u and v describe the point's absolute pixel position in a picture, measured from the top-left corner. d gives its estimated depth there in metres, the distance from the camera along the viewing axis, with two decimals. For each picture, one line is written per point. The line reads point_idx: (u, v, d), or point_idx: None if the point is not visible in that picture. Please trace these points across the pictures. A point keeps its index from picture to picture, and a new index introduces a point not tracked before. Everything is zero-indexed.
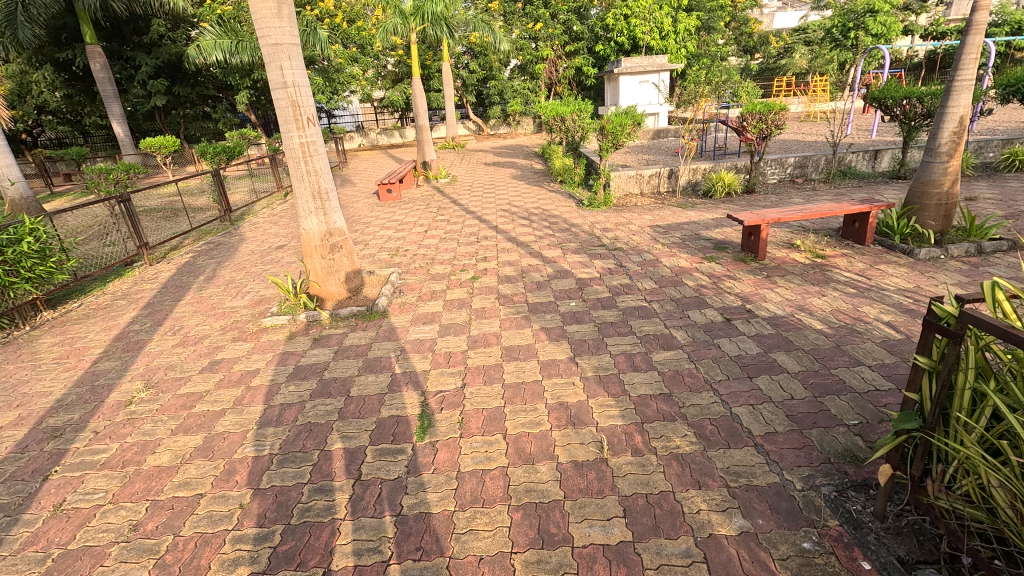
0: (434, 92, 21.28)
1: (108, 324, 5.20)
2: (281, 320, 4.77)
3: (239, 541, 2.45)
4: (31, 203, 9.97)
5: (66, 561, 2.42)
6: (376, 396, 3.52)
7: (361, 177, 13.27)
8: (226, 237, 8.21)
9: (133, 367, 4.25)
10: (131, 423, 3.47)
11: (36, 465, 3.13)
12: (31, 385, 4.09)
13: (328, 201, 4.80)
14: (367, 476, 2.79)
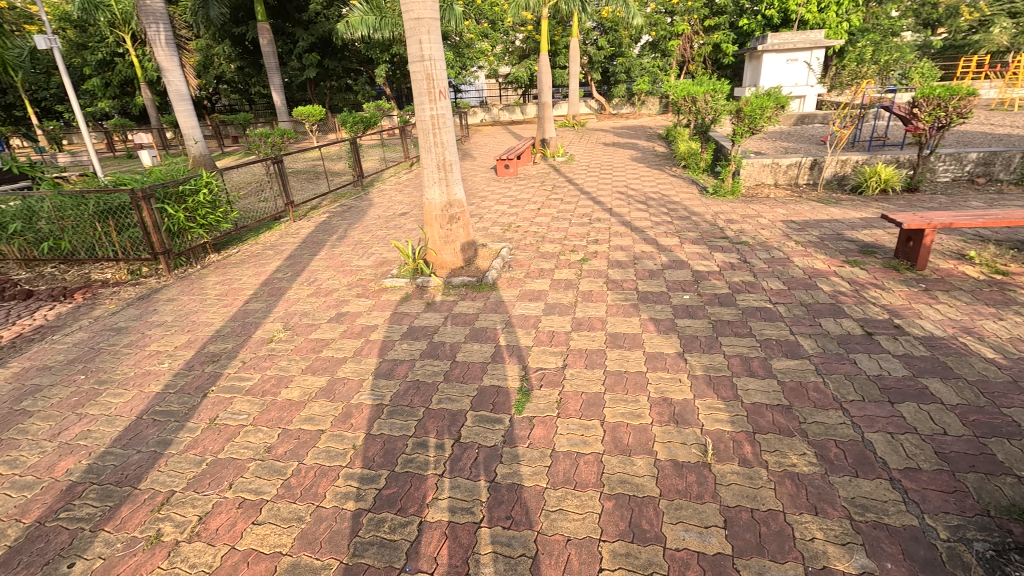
0: (560, 69, 21.06)
1: (258, 270, 5.95)
2: (399, 283, 5.11)
3: (350, 478, 2.70)
4: (207, 159, 11.61)
5: (216, 466, 2.86)
6: (479, 364, 3.64)
7: (480, 152, 13.62)
8: (357, 201, 8.94)
9: (276, 310, 4.83)
10: (271, 358, 3.96)
11: (199, 382, 3.71)
12: (199, 315, 4.83)
13: (451, 173, 4.98)
14: (466, 439, 2.91)
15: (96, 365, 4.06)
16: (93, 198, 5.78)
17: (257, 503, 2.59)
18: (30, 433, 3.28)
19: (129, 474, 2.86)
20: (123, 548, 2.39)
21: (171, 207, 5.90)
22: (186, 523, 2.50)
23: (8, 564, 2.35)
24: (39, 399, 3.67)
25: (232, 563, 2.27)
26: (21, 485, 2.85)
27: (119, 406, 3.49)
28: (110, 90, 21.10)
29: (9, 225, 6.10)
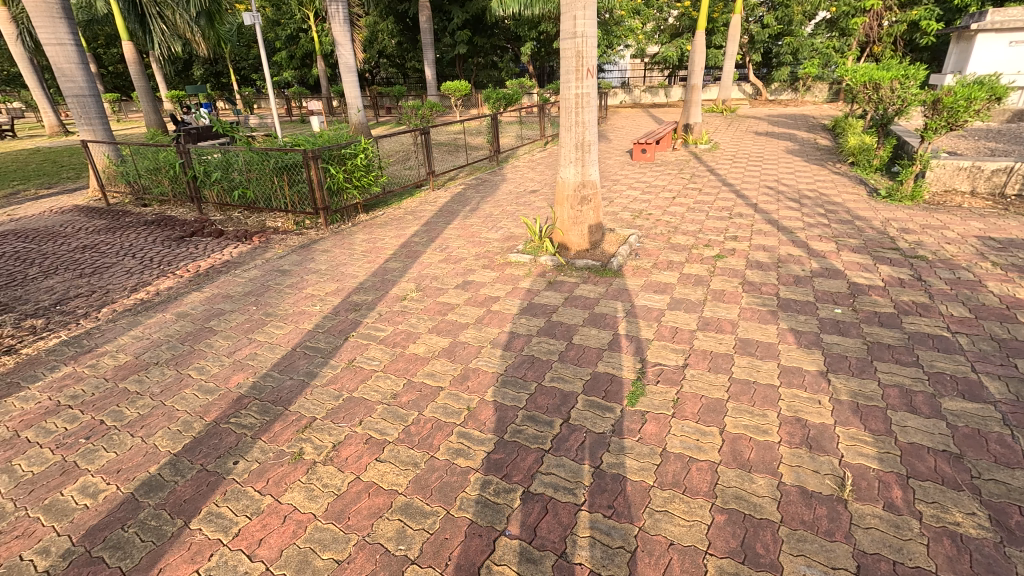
0: (714, 49, 19.57)
1: (398, 233, 6.46)
2: (524, 259, 5.22)
3: (462, 436, 2.86)
4: (364, 127, 12.76)
5: (350, 403, 3.21)
6: (595, 350, 3.60)
7: (617, 134, 13.25)
8: (491, 176, 9.25)
9: (410, 271, 5.21)
10: (402, 314, 4.30)
11: (342, 326, 4.17)
12: (347, 267, 5.39)
13: (588, 153, 4.90)
14: (575, 421, 2.92)
15: (265, 300, 4.75)
16: (274, 155, 6.68)
17: (380, 442, 2.86)
18: (214, 348, 3.95)
19: (283, 396, 3.33)
20: (273, 458, 2.80)
21: (333, 168, 6.62)
22: (322, 447, 2.85)
23: (193, 450, 2.88)
24: (222, 321, 4.39)
25: (356, 491, 2.54)
26: (205, 389, 3.45)
27: (279, 337, 4.06)
28: (294, 62, 24.07)
29: (212, 174, 7.30)
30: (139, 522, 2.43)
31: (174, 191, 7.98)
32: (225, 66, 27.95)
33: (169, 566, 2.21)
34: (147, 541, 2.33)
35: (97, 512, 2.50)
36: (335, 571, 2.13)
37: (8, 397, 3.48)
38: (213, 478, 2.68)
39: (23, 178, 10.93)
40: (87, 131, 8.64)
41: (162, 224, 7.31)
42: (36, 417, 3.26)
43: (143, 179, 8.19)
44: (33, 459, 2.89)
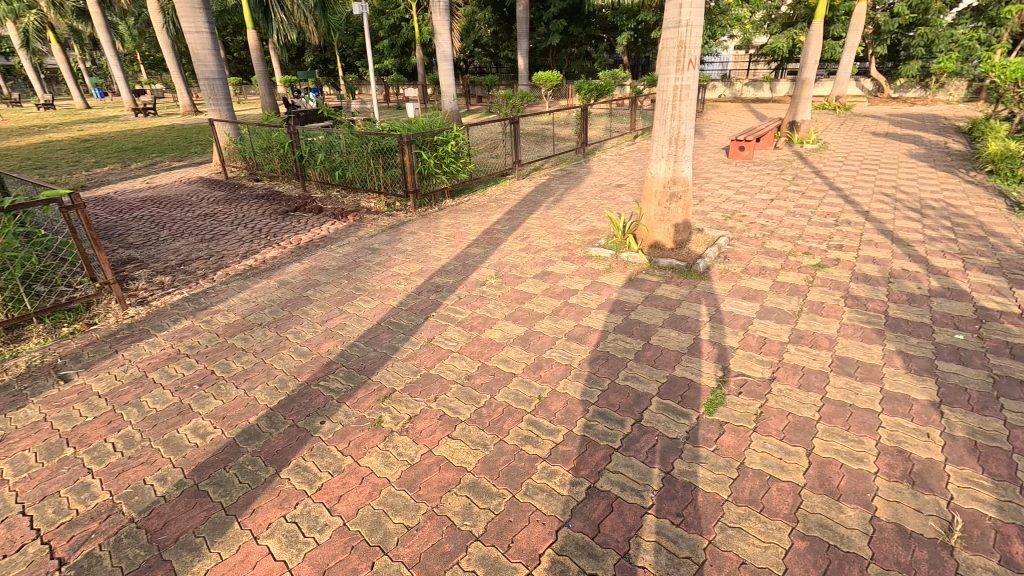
0: (832, 40, 17.97)
1: (482, 220, 6.59)
2: (605, 253, 5.13)
3: (532, 424, 2.89)
4: (455, 115, 13.10)
5: (426, 379, 3.35)
6: (674, 352, 3.48)
7: (712, 130, 12.59)
8: (577, 168, 9.16)
9: (491, 258, 5.31)
10: (481, 299, 4.40)
11: (424, 305, 4.34)
12: (432, 250, 5.59)
13: (682, 149, 4.69)
14: (647, 423, 2.84)
15: (355, 275, 5.05)
16: (372, 139, 7.05)
17: (453, 419, 2.96)
18: (309, 316, 4.28)
19: (367, 366, 3.53)
20: (355, 422, 2.99)
21: (425, 153, 6.87)
22: (399, 418, 3.00)
23: (286, 407, 3.15)
24: (317, 291, 4.73)
25: (428, 463, 2.66)
26: (300, 352, 3.75)
27: (366, 311, 4.30)
28: (395, 50, 25.19)
29: (316, 154, 7.85)
30: (238, 465, 2.71)
31: (282, 169, 8.67)
32: (333, 53, 29.83)
33: (261, 508, 2.44)
34: (244, 483, 2.59)
35: (205, 451, 2.82)
36: (404, 536, 2.25)
37: (140, 342, 3.99)
38: (302, 434, 2.91)
39: (161, 151, 12.38)
40: (214, 111, 9.55)
41: (270, 198, 7.98)
42: (161, 362, 3.71)
43: (258, 156, 8.97)
44: (157, 398, 3.30)
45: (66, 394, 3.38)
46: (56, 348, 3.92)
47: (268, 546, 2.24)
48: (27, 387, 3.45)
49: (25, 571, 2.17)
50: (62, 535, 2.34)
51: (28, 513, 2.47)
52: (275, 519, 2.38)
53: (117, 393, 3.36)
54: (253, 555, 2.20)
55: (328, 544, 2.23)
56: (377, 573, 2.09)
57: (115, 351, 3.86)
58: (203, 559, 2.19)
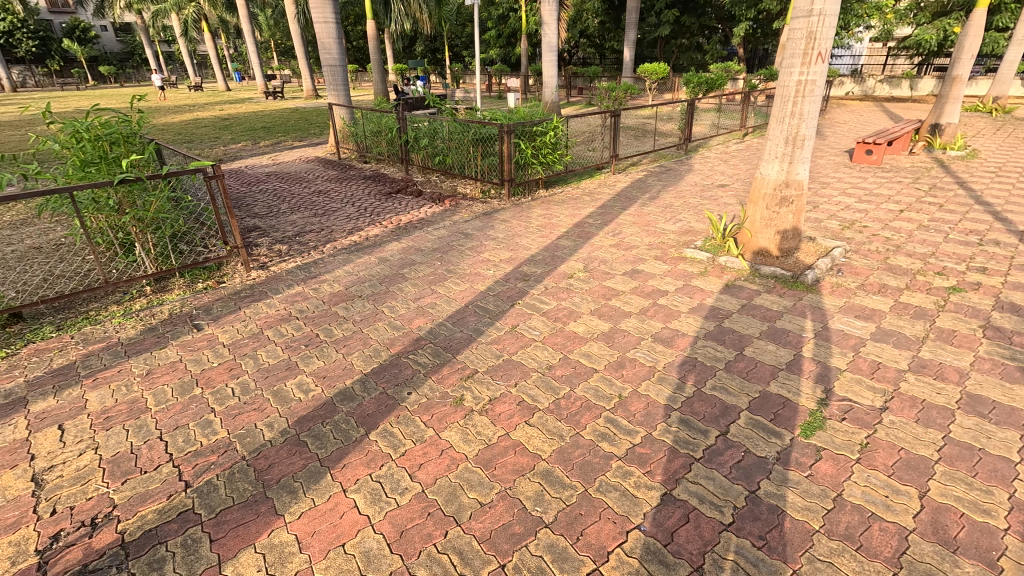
0: (995, 32, 15.62)
1: (574, 212, 6.55)
2: (701, 256, 4.90)
3: (610, 422, 2.85)
4: (555, 106, 13.07)
5: (508, 364, 3.42)
6: (769, 367, 3.26)
7: (834, 131, 11.47)
8: (677, 165, 8.79)
9: (580, 251, 5.27)
10: (567, 292, 4.39)
11: (511, 293, 4.42)
12: (522, 239, 5.66)
13: (800, 149, 4.33)
14: (734, 437, 2.70)
15: (448, 258, 5.26)
16: (474, 127, 7.24)
17: (531, 406, 3.01)
18: (403, 292, 4.52)
19: (453, 345, 3.68)
20: (439, 397, 3.13)
21: (523, 143, 6.95)
22: (480, 399, 3.09)
23: (378, 374, 3.37)
24: (412, 270, 4.99)
25: (504, 445, 2.72)
26: (393, 325, 3.99)
27: (456, 293, 4.47)
28: (501, 40, 25.64)
29: (420, 140, 8.21)
30: (333, 422, 2.95)
31: (388, 152, 9.18)
32: (442, 43, 30.96)
33: (351, 464, 2.64)
34: (338, 439, 2.82)
35: (307, 405, 3.10)
36: (477, 512, 2.33)
37: (259, 301, 4.45)
38: (391, 401, 3.10)
39: (285, 131, 13.61)
40: (333, 96, 10.27)
41: (376, 180, 8.51)
42: (275, 321, 4.12)
43: (367, 140, 9.57)
44: (270, 353, 3.67)
45: (198, 340, 3.87)
46: (193, 300, 4.49)
47: (355, 500, 2.43)
48: (168, 331, 3.99)
49: (160, 487, 2.54)
50: (189, 462, 2.69)
51: (164, 438, 2.87)
52: (362, 476, 2.57)
53: (238, 345, 3.79)
54: (341, 506, 2.40)
55: (407, 507, 2.38)
56: (449, 542, 2.19)
57: (238, 308, 4.34)
58: (298, 502, 2.43)
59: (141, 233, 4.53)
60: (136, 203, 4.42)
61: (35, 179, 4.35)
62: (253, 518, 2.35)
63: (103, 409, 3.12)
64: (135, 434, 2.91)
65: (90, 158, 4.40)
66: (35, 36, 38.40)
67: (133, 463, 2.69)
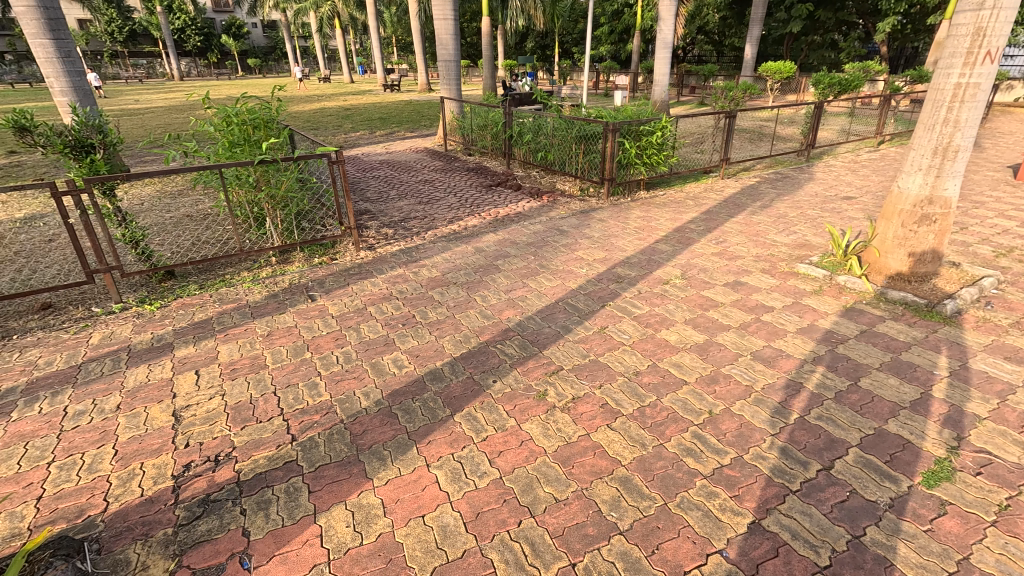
0: None
1: (675, 216, 6.30)
2: (816, 273, 4.49)
3: (697, 438, 2.72)
4: (664, 105, 12.59)
5: (594, 365, 3.38)
6: (889, 403, 2.92)
7: (996, 143, 9.92)
8: (796, 172, 8.10)
9: (679, 257, 5.06)
10: (662, 298, 4.24)
11: (602, 293, 4.35)
12: (618, 240, 5.55)
13: (951, 162, 3.80)
14: (839, 473, 2.46)
15: (542, 253, 5.30)
16: (578, 125, 7.20)
17: (615, 411, 2.95)
18: (496, 283, 4.63)
19: (540, 340, 3.71)
20: (523, 389, 3.17)
21: (628, 142, 6.80)
22: (563, 396, 3.09)
23: (466, 359, 3.49)
24: (506, 262, 5.09)
25: (584, 445, 2.70)
26: (484, 314, 4.11)
27: (547, 288, 4.49)
28: (612, 37, 25.25)
29: (524, 135, 8.31)
30: (422, 400, 3.11)
31: (492, 146, 9.40)
32: (553, 39, 31.11)
33: (435, 441, 2.77)
34: (426, 416, 2.97)
35: (400, 381, 3.30)
36: (552, 506, 2.35)
37: (365, 280, 4.79)
38: (477, 387, 3.20)
39: (399, 122, 14.45)
40: (445, 90, 10.67)
41: (478, 172, 8.77)
42: (377, 299, 4.42)
43: (473, 133, 9.88)
44: (371, 328, 3.95)
45: (310, 310, 4.26)
46: (309, 273, 4.94)
47: (436, 476, 2.54)
48: (287, 299, 4.43)
49: (271, 437, 2.84)
50: (296, 418, 2.98)
51: (277, 394, 3.20)
52: (445, 454, 2.68)
53: (343, 318, 4.11)
54: (423, 479, 2.53)
55: (484, 490, 2.45)
56: (522, 531, 2.23)
57: (347, 284, 4.70)
58: (386, 469, 2.59)
59: (272, 209, 5.06)
60: (271, 182, 4.94)
61: (193, 156, 5.01)
62: (346, 477, 2.56)
63: (230, 361, 3.55)
64: (255, 387, 3.27)
65: (237, 140, 4.97)
66: (201, 32, 44.16)
67: (251, 412, 3.03)
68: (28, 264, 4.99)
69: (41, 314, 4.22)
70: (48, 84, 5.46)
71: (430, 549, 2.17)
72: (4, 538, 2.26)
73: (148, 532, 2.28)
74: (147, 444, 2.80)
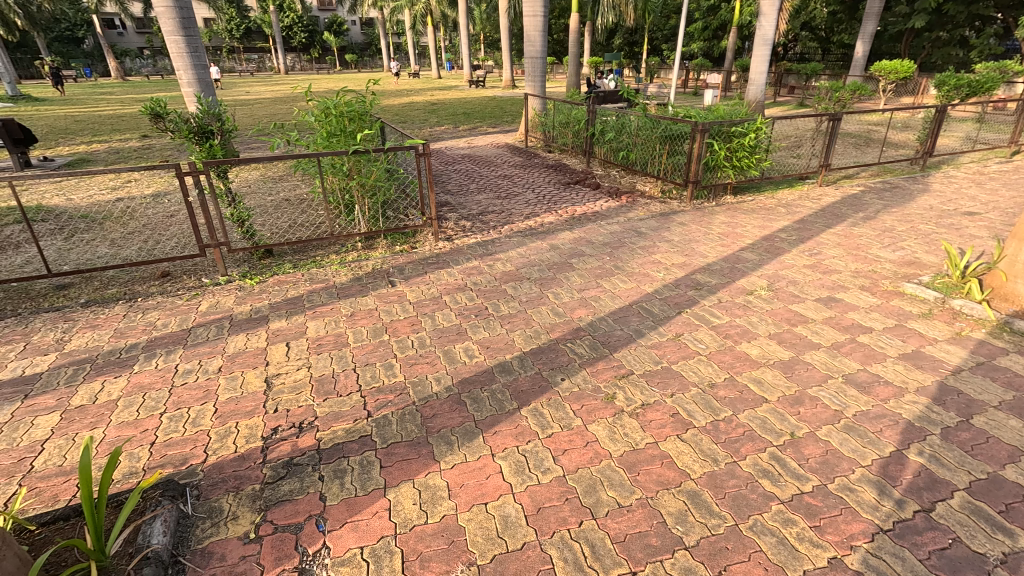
0: None
1: (764, 223, 5.94)
2: (925, 295, 4.06)
3: (776, 460, 2.56)
4: (759, 106, 11.90)
5: (667, 373, 3.27)
6: (1008, 447, 2.59)
7: None
8: (908, 182, 7.36)
9: (765, 267, 4.77)
10: (745, 309, 4.02)
11: (680, 300, 4.20)
12: (699, 245, 5.33)
13: None
14: (940, 518, 2.22)
15: (618, 254, 5.20)
16: (664, 124, 6.99)
17: (686, 421, 2.84)
18: (569, 282, 4.61)
19: (611, 342, 3.65)
20: (591, 390, 3.14)
21: (717, 144, 6.51)
22: (633, 401, 3.03)
23: (535, 355, 3.51)
24: (580, 261, 5.05)
25: (651, 454, 2.63)
26: (556, 312, 4.10)
27: (622, 290, 4.40)
28: (706, 33, 24.22)
29: (607, 134, 8.17)
30: (491, 390, 3.16)
31: (573, 144, 9.34)
32: (642, 36, 30.35)
33: (501, 432, 2.81)
34: (493, 407, 3.02)
35: (470, 370, 3.38)
36: (615, 511, 2.31)
37: (442, 269, 4.95)
38: (545, 384, 3.21)
39: (482, 117, 14.73)
40: (529, 87, 10.72)
41: (558, 169, 8.75)
42: (452, 289, 4.54)
43: (555, 130, 9.86)
44: (444, 317, 4.07)
45: (390, 295, 4.46)
46: (390, 259, 5.17)
47: (501, 466, 2.59)
48: (370, 283, 4.67)
49: (349, 411, 3.01)
50: (372, 395, 3.14)
51: (357, 372, 3.39)
52: (510, 446, 2.71)
53: (420, 304, 4.27)
54: (488, 468, 2.58)
55: (547, 487, 2.46)
56: (582, 532, 2.21)
57: (425, 272, 4.88)
58: (453, 454, 2.67)
59: (361, 197, 5.34)
60: (362, 171, 5.22)
61: (295, 145, 5.39)
62: (415, 457, 2.66)
63: (316, 337, 3.80)
64: (337, 363, 3.48)
65: (334, 131, 5.30)
66: (306, 30, 47.46)
67: (333, 387, 3.23)
68: (153, 236, 5.62)
69: (161, 281, 4.75)
70: (177, 77, 5.96)
71: (491, 537, 2.21)
72: (123, 475, 2.57)
73: (239, 485, 2.51)
74: (242, 406, 3.07)
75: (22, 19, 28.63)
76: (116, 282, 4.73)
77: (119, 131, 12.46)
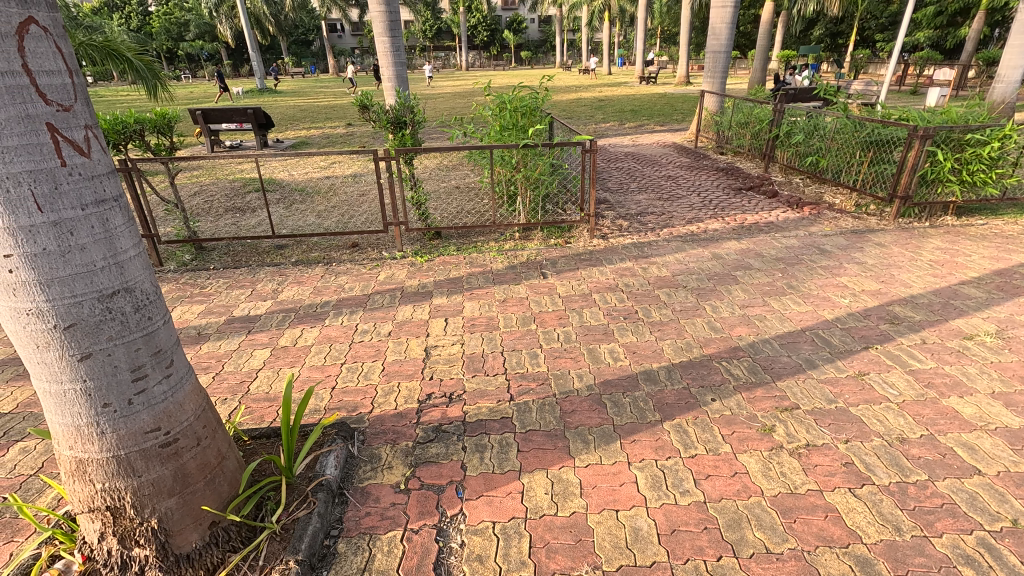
0: None
1: (998, 254, 4.80)
2: None
3: (984, 547, 2.08)
4: (1008, 109, 9.58)
5: (842, 415, 2.84)
6: None
7: None
8: None
9: (996, 308, 3.85)
10: (958, 356, 3.30)
11: (867, 333, 3.61)
12: (902, 272, 4.50)
13: None
14: None
15: (793, 271, 4.64)
16: (870, 127, 6.03)
17: (862, 475, 2.44)
18: (732, 296, 4.25)
19: (776, 368, 3.28)
20: (745, 417, 2.86)
21: (942, 153, 5.41)
22: (795, 439, 2.69)
23: (684, 368, 3.32)
24: (747, 275, 4.62)
25: (813, 502, 2.32)
26: (712, 326, 3.81)
27: (793, 313, 3.93)
28: (939, 19, 20.25)
29: (794, 136, 7.29)
30: (633, 397, 3.07)
31: (751, 145, 8.54)
32: (849, 26, 26.44)
33: (640, 442, 2.72)
34: (634, 414, 2.93)
35: (613, 372, 3.32)
36: (761, 555, 2.09)
37: (595, 266, 4.92)
38: (693, 400, 3.02)
39: (652, 115, 14.23)
40: (708, 84, 10.03)
41: (730, 172, 8.08)
42: (603, 288, 4.50)
43: (730, 131, 9.14)
44: (593, 315, 4.05)
45: (541, 286, 4.58)
46: (545, 252, 5.30)
47: (636, 476, 2.50)
48: (523, 272, 4.84)
49: (494, 392, 3.17)
50: (517, 380, 3.27)
51: (504, 355, 3.56)
52: (648, 457, 2.61)
53: (570, 299, 4.31)
54: (623, 475, 2.51)
55: (685, 509, 2.31)
56: (720, 567, 2.04)
57: (577, 267, 4.91)
58: (588, 453, 2.66)
59: (524, 189, 5.55)
60: (528, 164, 5.41)
61: (470, 136, 5.78)
62: (551, 448, 2.70)
63: (471, 317, 4.07)
64: (487, 344, 3.69)
65: (507, 124, 5.54)
66: (489, 28, 50.81)
67: (482, 365, 3.44)
68: (348, 211, 6.52)
69: (351, 251, 5.49)
70: (381, 72, 6.72)
71: (618, 545, 2.16)
72: (310, 410, 3.06)
73: (396, 439, 2.80)
74: (404, 368, 3.43)
75: (274, 25, 35.04)
76: (318, 248, 5.59)
77: (332, 119, 14.66)
